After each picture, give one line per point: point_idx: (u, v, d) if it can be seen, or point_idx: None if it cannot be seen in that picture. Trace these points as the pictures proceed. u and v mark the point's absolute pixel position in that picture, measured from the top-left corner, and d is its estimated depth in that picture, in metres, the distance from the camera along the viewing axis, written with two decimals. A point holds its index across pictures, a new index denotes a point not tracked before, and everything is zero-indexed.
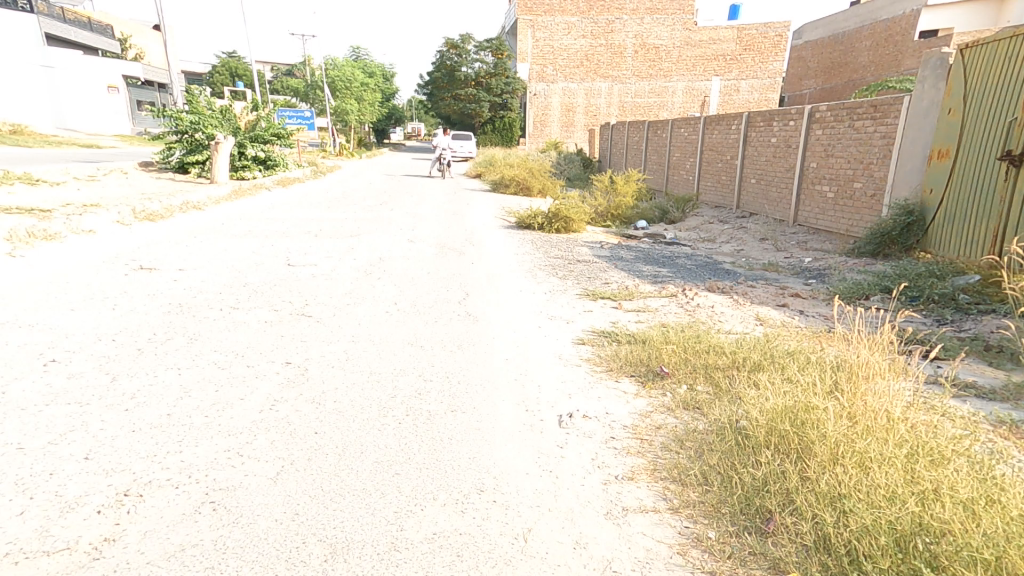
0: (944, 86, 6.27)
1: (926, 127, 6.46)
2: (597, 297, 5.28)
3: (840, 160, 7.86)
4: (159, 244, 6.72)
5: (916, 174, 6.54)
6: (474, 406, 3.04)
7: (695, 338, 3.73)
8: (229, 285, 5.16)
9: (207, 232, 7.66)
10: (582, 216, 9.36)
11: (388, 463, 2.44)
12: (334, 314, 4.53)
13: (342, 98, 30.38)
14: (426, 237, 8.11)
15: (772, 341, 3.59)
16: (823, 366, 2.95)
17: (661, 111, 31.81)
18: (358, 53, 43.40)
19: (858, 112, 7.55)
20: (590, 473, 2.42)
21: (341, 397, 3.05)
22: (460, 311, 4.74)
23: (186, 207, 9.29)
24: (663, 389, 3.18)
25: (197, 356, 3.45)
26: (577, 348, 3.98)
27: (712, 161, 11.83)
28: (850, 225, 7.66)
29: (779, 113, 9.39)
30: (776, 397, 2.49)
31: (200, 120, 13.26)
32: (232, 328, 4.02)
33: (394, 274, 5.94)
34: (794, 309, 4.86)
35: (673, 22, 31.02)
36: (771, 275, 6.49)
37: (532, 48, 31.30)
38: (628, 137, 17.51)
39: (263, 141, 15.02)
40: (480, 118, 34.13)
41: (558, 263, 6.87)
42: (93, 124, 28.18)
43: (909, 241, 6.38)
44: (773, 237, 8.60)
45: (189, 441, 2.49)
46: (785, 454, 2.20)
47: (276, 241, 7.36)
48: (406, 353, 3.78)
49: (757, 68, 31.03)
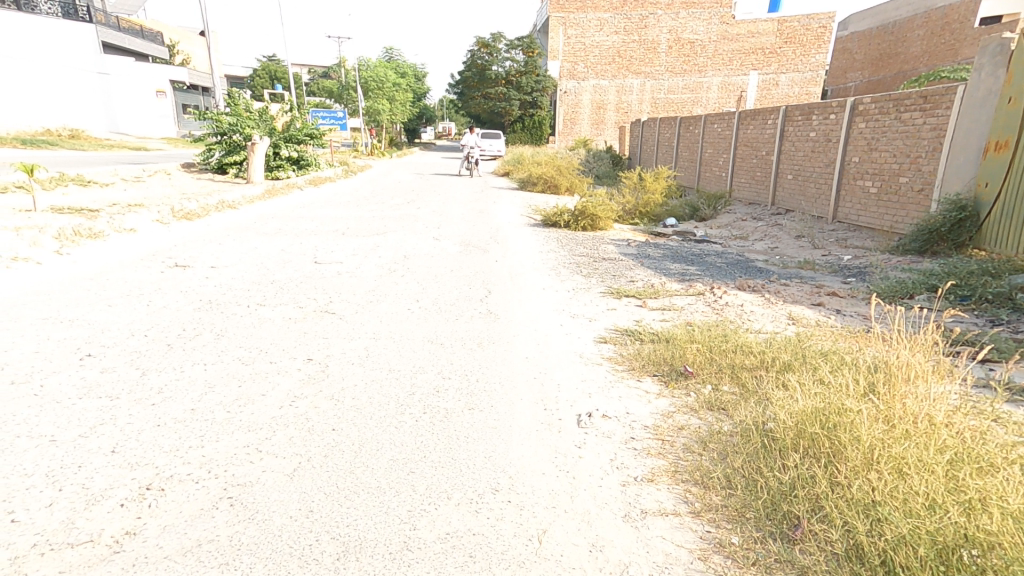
0: (1003, 73, 5.87)
1: (982, 118, 6.07)
2: (622, 295, 5.18)
3: (885, 154, 7.49)
4: (194, 242, 6.95)
5: (969, 167, 6.17)
6: (491, 404, 3.01)
7: (722, 337, 3.60)
8: (257, 282, 5.28)
9: (241, 231, 7.89)
10: (609, 214, 9.24)
11: (403, 461, 2.44)
12: (357, 311, 4.58)
13: (375, 99, 30.88)
14: (451, 235, 8.15)
15: (805, 342, 3.43)
16: (858, 368, 2.79)
17: (695, 107, 31.13)
18: (392, 53, 44.05)
19: (905, 103, 7.17)
20: (608, 474, 2.35)
21: (360, 393, 3.07)
22: (481, 309, 4.72)
23: (221, 206, 9.60)
24: (686, 389, 3.08)
25: (222, 352, 3.53)
26: (599, 347, 3.90)
27: (746, 157, 11.49)
28: (894, 222, 7.29)
29: (818, 106, 9.04)
30: (805, 399, 2.36)
31: (238, 122, 13.71)
32: (257, 325, 4.11)
33: (418, 272, 5.97)
34: (830, 309, 4.65)
35: (710, 16, 30.28)
36: (807, 274, 6.24)
37: (564, 45, 31.07)
38: (659, 133, 17.19)
39: (297, 141, 15.40)
40: (510, 117, 34.18)
41: (584, 261, 6.79)
42: (143, 128, 29.63)
43: (960, 238, 6.02)
44: (809, 234, 8.27)
45: (210, 436, 2.54)
46: (815, 457, 2.08)
47: (305, 239, 7.50)
48: (426, 350, 3.78)
49: (798, 61, 29.95)
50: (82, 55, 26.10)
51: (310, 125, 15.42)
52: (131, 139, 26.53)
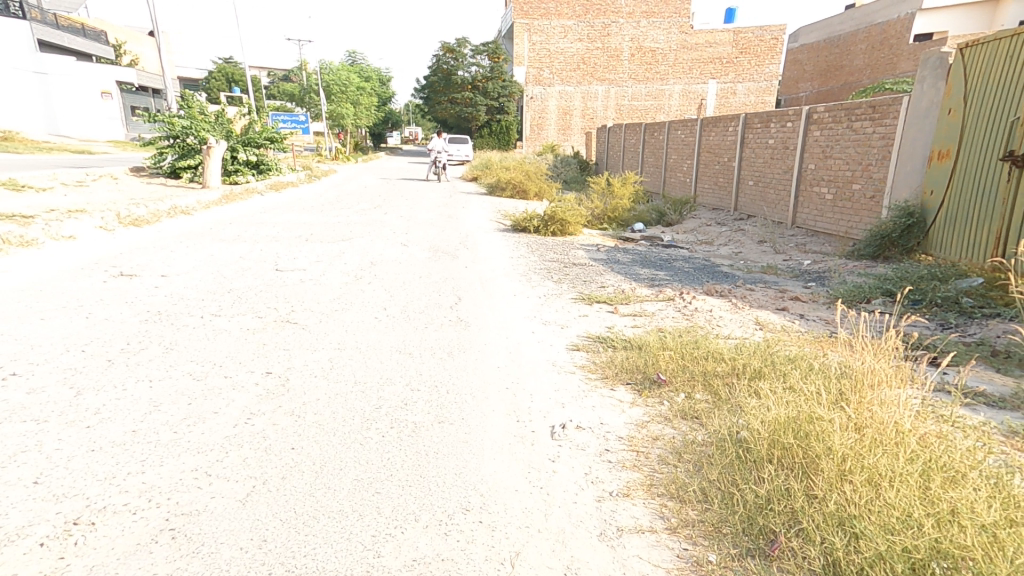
0: (943, 85, 6.14)
1: (927, 128, 6.33)
2: (593, 301, 5.16)
3: (839, 161, 7.76)
4: (144, 249, 6.59)
5: (916, 175, 6.42)
6: (461, 416, 2.90)
7: (693, 344, 3.61)
8: (212, 291, 5.02)
9: (195, 237, 7.53)
10: (578, 219, 9.27)
11: (368, 481, 2.30)
12: (321, 320, 4.39)
13: (338, 103, 30.10)
14: (420, 240, 7.99)
15: (772, 347, 3.47)
16: (827, 374, 2.81)
17: (658, 114, 31.86)
18: (354, 57, 43.33)
19: (856, 112, 7.44)
20: (583, 489, 2.28)
21: (323, 408, 2.91)
22: (451, 317, 4.60)
23: (173, 212, 9.17)
24: (660, 398, 3.06)
25: (171, 367, 3.30)
26: (572, 354, 3.85)
27: (709, 163, 11.75)
28: (849, 227, 7.55)
29: (776, 114, 9.33)
30: (778, 407, 2.34)
31: (192, 125, 13.19)
32: (211, 337, 3.88)
33: (385, 279, 5.81)
34: (795, 313, 4.74)
35: (669, 26, 31.09)
36: (770, 278, 6.38)
37: (529, 51, 31.24)
38: (625, 139, 17.42)
39: (256, 145, 14.91)
40: (477, 122, 34.03)
41: (554, 266, 6.76)
42: (87, 130, 28.15)
43: (909, 243, 6.25)
44: (771, 239, 8.50)
45: (153, 461, 2.35)
46: (789, 468, 2.06)
47: (265, 245, 7.22)
48: (394, 360, 3.64)
49: (753, 71, 30.99)
50: (17, 55, 24.70)
51: (270, 128, 14.96)
52: (74, 142, 25.11)
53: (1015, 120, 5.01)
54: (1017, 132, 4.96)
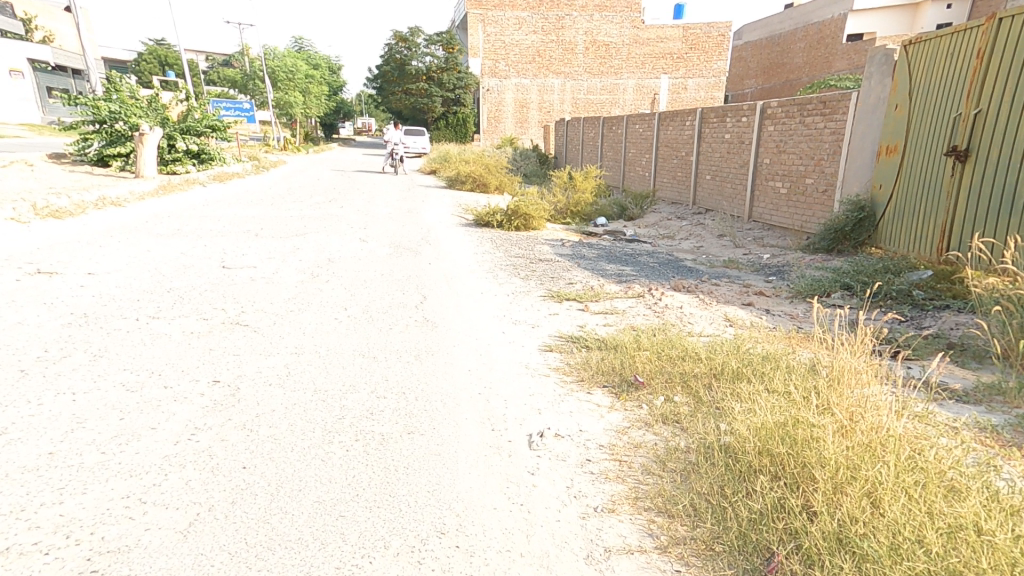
0: (889, 82, 6.32)
1: (874, 124, 6.52)
2: (563, 299, 5.04)
3: (792, 156, 7.96)
4: (67, 244, 5.99)
5: (866, 170, 6.62)
6: (432, 426, 2.71)
7: (668, 343, 3.56)
8: (149, 291, 4.59)
9: (128, 231, 6.94)
10: (541, 213, 9.14)
11: (331, 503, 2.08)
12: (274, 322, 4.07)
13: (286, 90, 28.69)
14: (379, 236, 7.66)
15: (745, 346, 3.45)
16: (805, 374, 2.79)
17: (613, 108, 32.13)
18: (301, 43, 41.48)
19: (808, 108, 7.62)
20: (566, 505, 2.13)
21: (279, 421, 2.65)
22: (416, 318, 4.37)
23: (101, 204, 8.45)
24: (638, 401, 2.98)
25: (100, 377, 2.94)
26: (545, 355, 3.71)
27: (667, 157, 11.88)
28: (804, 221, 7.75)
29: (731, 109, 9.48)
30: (765, 413, 2.28)
31: (122, 110, 12.23)
32: (148, 342, 3.51)
33: (344, 277, 5.49)
34: (760, 308, 4.79)
35: (622, 20, 31.35)
36: (732, 272, 6.46)
37: (483, 42, 30.80)
38: (583, 132, 17.39)
39: (196, 133, 14.01)
40: (433, 113, 33.36)
41: (519, 262, 6.61)
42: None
43: (861, 237, 6.44)
44: (730, 233, 8.65)
45: (75, 488, 2.04)
46: (781, 479, 1.98)
47: (210, 241, 6.73)
48: (357, 365, 3.40)
49: (702, 67, 31.53)
50: None
51: (211, 116, 14.10)
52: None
53: (958, 116, 5.10)
54: (960, 127, 5.06)
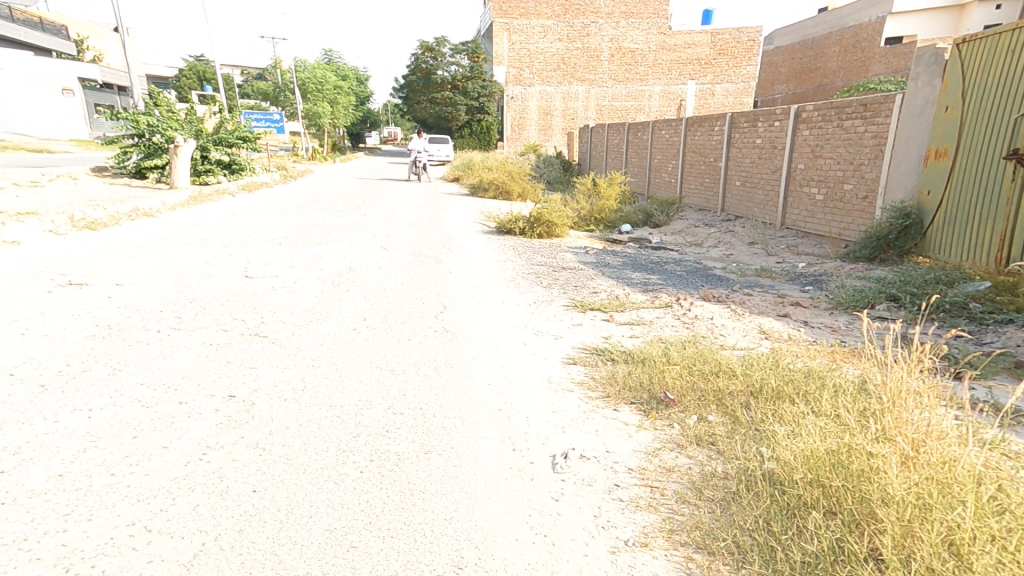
0: (939, 82, 5.95)
1: (922, 126, 6.16)
2: (586, 308, 4.87)
3: (829, 161, 7.64)
4: (99, 255, 6.09)
5: (912, 175, 6.24)
6: (451, 446, 2.58)
7: (698, 358, 3.35)
8: (172, 302, 4.60)
9: (158, 241, 7.05)
10: (564, 220, 8.99)
11: (342, 532, 1.95)
12: (293, 334, 4.00)
13: (315, 102, 29.33)
14: (400, 244, 7.63)
15: (783, 362, 3.22)
16: (853, 394, 2.57)
17: (638, 115, 31.87)
18: (330, 55, 42.22)
19: (847, 111, 7.33)
20: (594, 537, 1.96)
21: (292, 439, 2.56)
22: (436, 328, 4.26)
23: (135, 214, 8.65)
24: (669, 420, 2.79)
25: (116, 393, 2.89)
26: (568, 369, 3.55)
27: (695, 163, 11.60)
28: (842, 228, 7.42)
29: (763, 113, 9.19)
30: (814, 440, 2.08)
31: (158, 122, 12.58)
32: (167, 354, 3.47)
33: (365, 285, 5.44)
34: (797, 320, 4.54)
35: (649, 27, 31.09)
36: (765, 282, 6.19)
37: (508, 51, 30.94)
38: (608, 139, 17.20)
39: (228, 144, 14.34)
40: (457, 122, 33.61)
41: (542, 270, 6.48)
42: (47, 129, 27.08)
43: (907, 245, 6.10)
44: (762, 241, 8.34)
45: (80, 514, 1.96)
46: (838, 519, 1.78)
47: (235, 250, 6.77)
48: (373, 378, 3.30)
49: (731, 73, 31.02)
50: None
51: (242, 127, 14.43)
52: (32, 139, 23.91)
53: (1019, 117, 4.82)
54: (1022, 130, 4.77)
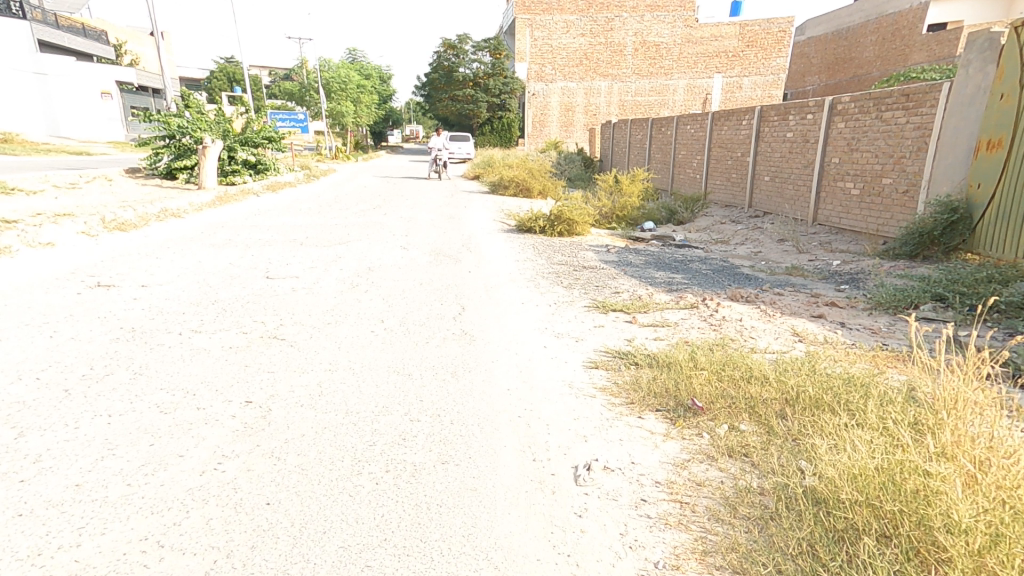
0: (993, 69, 5.64)
1: (972, 116, 5.85)
2: (609, 309, 4.73)
3: (866, 154, 7.31)
4: (127, 256, 6.20)
5: (960, 168, 5.94)
6: (468, 456, 2.50)
7: (728, 363, 3.19)
8: (195, 303, 4.62)
9: (184, 242, 7.14)
10: (586, 218, 8.83)
11: (356, 549, 1.88)
12: (312, 336, 3.97)
13: (339, 101, 29.63)
14: (420, 243, 7.59)
15: (819, 368, 3.04)
16: (898, 403, 2.39)
17: (662, 110, 31.35)
18: (353, 54, 42.60)
19: (887, 102, 7.02)
20: (621, 559, 1.84)
21: (308, 447, 2.50)
22: (455, 330, 4.19)
23: (163, 215, 8.80)
24: (697, 429, 2.65)
25: (136, 399, 2.88)
26: (590, 373, 3.42)
27: (721, 158, 11.30)
28: (880, 224, 7.09)
29: (794, 105, 8.86)
30: (863, 456, 1.92)
31: (188, 124, 12.81)
32: (187, 358, 3.46)
33: (384, 286, 5.40)
34: (833, 322, 4.32)
35: (674, 20, 30.49)
36: (796, 281, 5.95)
37: (531, 47, 30.73)
38: (631, 135, 16.91)
39: (254, 144, 14.54)
40: (479, 119, 33.65)
41: (563, 269, 6.35)
42: (85, 132, 27.99)
43: (953, 242, 5.80)
44: (792, 237, 8.05)
45: (95, 528, 1.93)
46: (893, 548, 1.62)
47: (258, 250, 6.82)
48: (390, 383, 3.23)
49: (759, 65, 30.25)
50: (17, 55, 24.72)
51: (268, 127, 14.61)
52: (71, 141, 24.69)
53: None
54: None
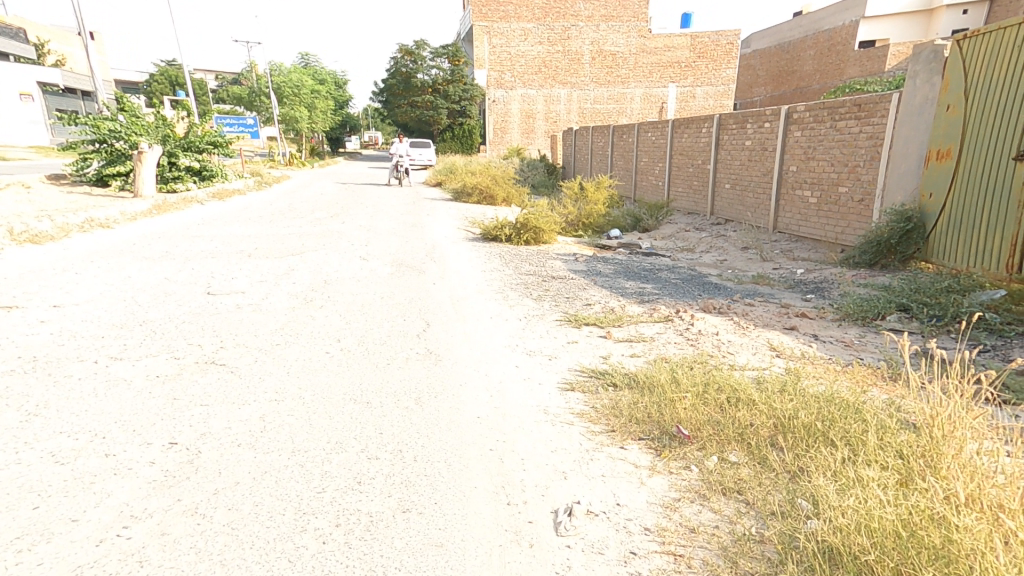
0: (939, 80, 5.74)
1: (921, 126, 5.94)
2: (582, 324, 4.50)
3: (822, 163, 7.42)
4: (40, 273, 5.55)
5: (912, 177, 6.03)
6: (433, 501, 2.19)
7: (712, 384, 3.00)
8: (119, 325, 4.12)
9: (111, 256, 6.50)
10: (552, 225, 8.64)
11: None
12: (255, 361, 3.56)
13: (291, 106, 28.69)
14: (380, 253, 7.20)
15: (806, 388, 2.88)
16: (899, 431, 2.22)
17: (620, 118, 31.81)
18: (307, 59, 41.49)
19: (840, 111, 7.13)
20: None
21: (244, 500, 2.13)
22: (419, 349, 3.86)
23: (88, 226, 8.07)
24: (685, 461, 2.43)
25: (26, 448, 2.42)
26: (566, 397, 3.16)
27: (682, 166, 11.37)
28: (839, 233, 7.19)
29: (752, 114, 8.97)
30: (876, 501, 1.72)
31: (122, 128, 11.93)
32: (101, 392, 3.00)
33: (340, 301, 5.01)
34: (806, 334, 4.23)
35: (628, 30, 31.00)
36: (764, 290, 5.91)
37: (489, 54, 30.61)
38: (592, 142, 16.91)
39: (197, 150, 13.71)
40: (439, 125, 33.26)
41: (531, 280, 6.11)
42: (8, 136, 26.04)
43: (909, 250, 5.88)
44: (756, 246, 8.10)
45: None
46: None
47: (197, 264, 6.28)
48: (346, 414, 2.88)
49: (711, 76, 31.07)
50: None
51: (213, 131, 13.82)
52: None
53: None
54: None
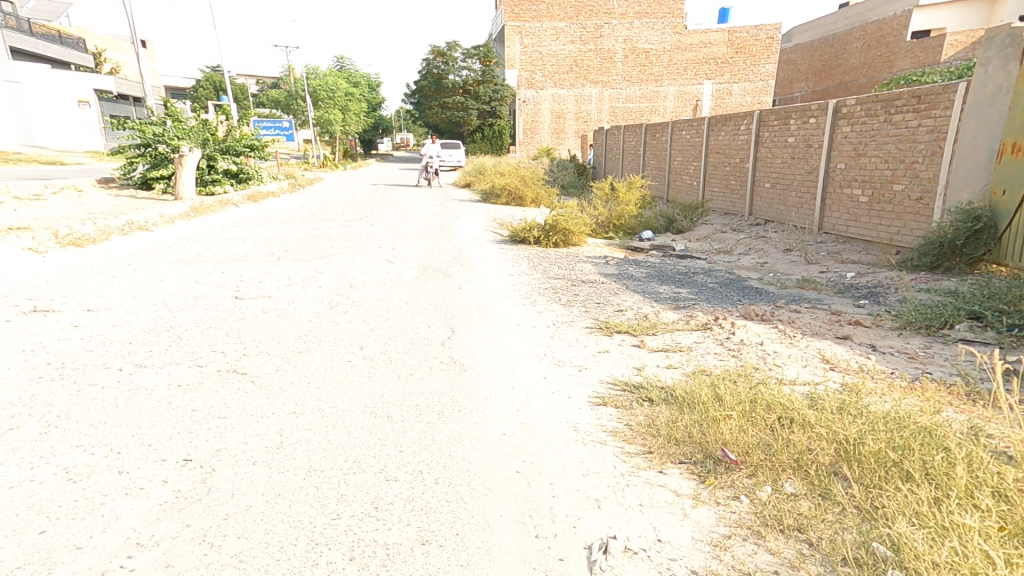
0: (1016, 66, 5.22)
1: (994, 117, 5.43)
2: (614, 332, 4.26)
3: (875, 159, 6.95)
4: (79, 275, 5.66)
5: (982, 172, 5.54)
6: (455, 532, 2.00)
7: (760, 402, 2.72)
8: (146, 331, 4.10)
9: (147, 259, 6.60)
10: (582, 227, 8.38)
11: None
12: (277, 369, 3.46)
13: (326, 109, 29.23)
14: (408, 256, 7.11)
15: (870, 408, 2.57)
16: (991, 466, 1.92)
17: (653, 116, 31.16)
18: (341, 62, 42.19)
19: (897, 104, 6.66)
20: None
21: (253, 527, 1.99)
22: (443, 358, 3.70)
23: (128, 228, 8.25)
24: (734, 491, 2.18)
25: (42, 462, 2.36)
26: (598, 412, 2.94)
27: (719, 164, 10.93)
28: (892, 233, 6.71)
29: (796, 109, 8.51)
30: None
31: (165, 132, 12.25)
32: (121, 402, 2.94)
33: (365, 306, 4.91)
34: (862, 344, 3.88)
35: (663, 26, 30.35)
36: (810, 295, 5.53)
37: (520, 54, 30.55)
38: (624, 141, 16.53)
39: (235, 152, 13.99)
40: (469, 127, 33.30)
41: (561, 284, 5.89)
42: (64, 141, 27.36)
43: (977, 252, 5.39)
44: (799, 248, 7.66)
45: None
46: None
47: (228, 267, 6.30)
48: (365, 429, 2.73)
49: (748, 71, 30.10)
50: None
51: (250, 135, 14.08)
52: (48, 152, 24.07)
53: None
54: None
